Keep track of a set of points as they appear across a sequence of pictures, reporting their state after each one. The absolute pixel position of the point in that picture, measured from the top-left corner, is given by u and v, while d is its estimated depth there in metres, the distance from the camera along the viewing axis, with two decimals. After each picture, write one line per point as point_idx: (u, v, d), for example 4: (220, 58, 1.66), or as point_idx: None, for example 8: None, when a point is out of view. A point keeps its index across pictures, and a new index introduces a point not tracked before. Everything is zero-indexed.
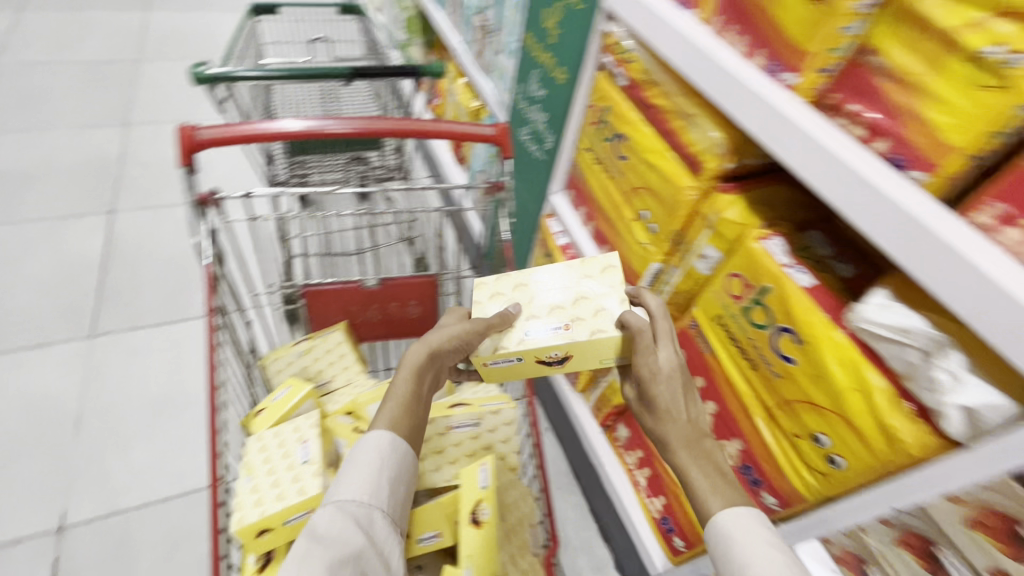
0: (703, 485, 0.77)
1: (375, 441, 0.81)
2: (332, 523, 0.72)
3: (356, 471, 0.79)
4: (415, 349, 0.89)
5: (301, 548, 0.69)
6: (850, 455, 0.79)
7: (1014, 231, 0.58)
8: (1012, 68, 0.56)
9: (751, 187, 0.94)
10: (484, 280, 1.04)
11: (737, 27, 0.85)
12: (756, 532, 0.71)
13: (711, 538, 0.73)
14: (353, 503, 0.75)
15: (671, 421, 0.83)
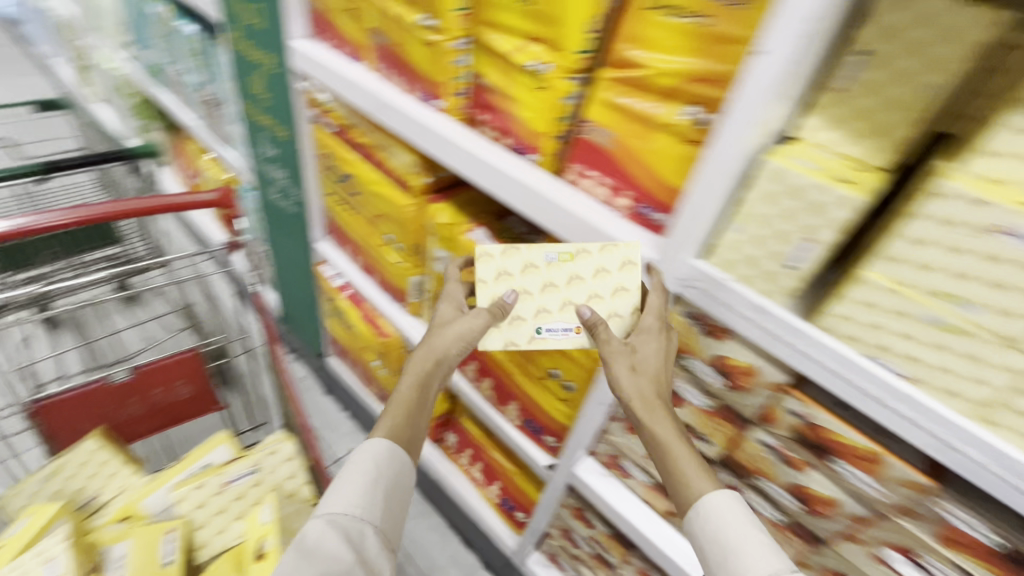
0: (680, 451, 0.77)
1: (373, 455, 0.85)
2: (322, 537, 0.76)
3: (348, 486, 0.82)
4: (429, 349, 0.90)
5: (291, 561, 0.74)
6: (573, 375, 1.00)
7: (587, 181, 0.84)
8: (545, 74, 0.81)
9: (454, 194, 1.14)
10: (488, 253, 0.88)
11: (393, 70, 1.04)
12: (748, 526, 0.72)
13: (694, 522, 0.74)
14: (343, 517, 0.78)
15: (648, 388, 0.78)
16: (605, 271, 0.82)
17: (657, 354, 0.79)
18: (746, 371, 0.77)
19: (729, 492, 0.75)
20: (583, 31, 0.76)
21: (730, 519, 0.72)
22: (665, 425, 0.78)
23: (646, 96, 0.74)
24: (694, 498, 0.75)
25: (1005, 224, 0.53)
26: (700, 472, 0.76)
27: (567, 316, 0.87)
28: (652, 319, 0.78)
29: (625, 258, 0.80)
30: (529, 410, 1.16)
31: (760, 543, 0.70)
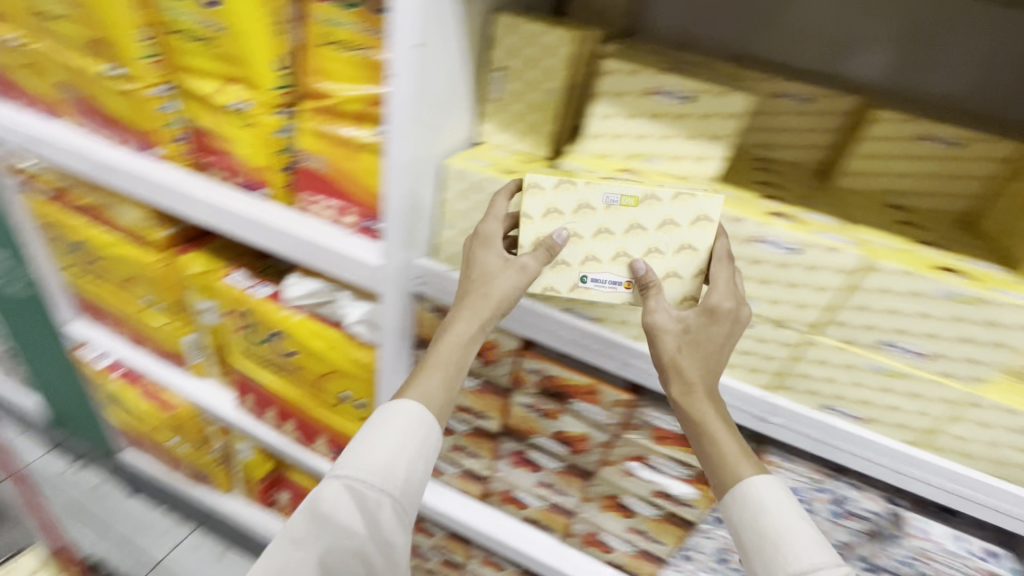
0: (724, 438, 0.64)
1: (396, 422, 0.70)
2: (331, 508, 0.68)
3: (370, 453, 0.69)
4: (467, 310, 0.69)
5: (303, 521, 0.69)
6: (361, 391, 1.03)
7: (316, 205, 0.89)
8: (248, 111, 0.84)
9: (206, 241, 1.10)
10: (538, 185, 0.69)
11: (98, 123, 0.97)
12: (796, 524, 0.60)
13: (732, 505, 0.63)
14: (356, 489, 0.68)
15: (695, 364, 0.65)
16: (673, 225, 0.68)
17: (726, 331, 0.65)
18: (489, 345, 0.89)
19: (775, 483, 0.63)
20: (273, 69, 0.81)
21: (775, 513, 0.61)
22: (707, 408, 0.65)
23: (343, 121, 0.81)
24: (735, 477, 0.63)
25: None
26: (743, 458, 0.63)
27: (617, 269, 0.71)
28: (723, 276, 0.65)
29: (701, 213, 0.66)
30: (336, 439, 1.15)
31: (811, 545, 0.58)
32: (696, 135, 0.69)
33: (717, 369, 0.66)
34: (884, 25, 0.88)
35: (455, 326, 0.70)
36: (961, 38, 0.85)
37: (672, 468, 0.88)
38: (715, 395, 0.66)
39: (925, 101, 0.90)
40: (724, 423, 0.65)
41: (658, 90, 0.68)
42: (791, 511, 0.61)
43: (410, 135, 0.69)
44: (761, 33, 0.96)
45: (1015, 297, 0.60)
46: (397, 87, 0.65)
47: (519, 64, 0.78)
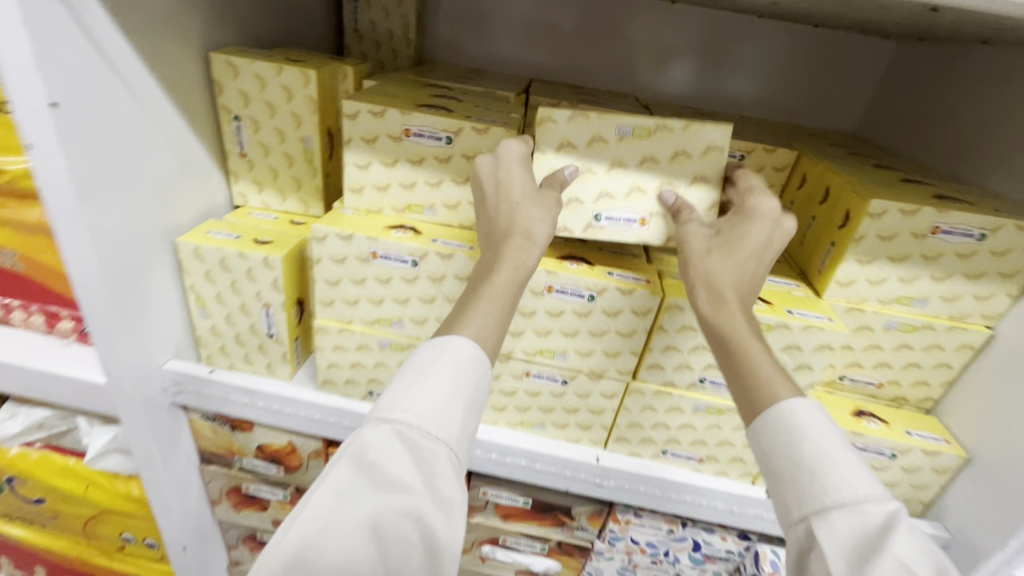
0: (763, 357, 0.49)
1: (454, 352, 0.46)
2: (380, 456, 0.41)
3: (421, 386, 0.44)
4: (498, 241, 0.52)
5: (339, 482, 0.41)
6: (143, 529, 0.81)
7: (17, 313, 0.67)
8: None
9: None
10: (549, 116, 0.59)
11: None
12: (847, 454, 0.43)
13: (765, 432, 0.46)
14: (407, 435, 0.42)
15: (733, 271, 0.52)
16: (685, 157, 0.60)
17: (766, 243, 0.54)
18: (288, 450, 0.72)
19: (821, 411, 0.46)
20: None
21: (819, 442, 0.44)
22: (739, 318, 0.51)
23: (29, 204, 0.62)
24: (772, 397, 0.47)
25: (372, 250, 0.58)
26: (779, 380, 0.48)
27: (652, 205, 0.61)
28: (765, 206, 0.56)
29: (709, 144, 0.59)
30: None
31: (864, 480, 0.41)
32: (466, 178, 0.59)
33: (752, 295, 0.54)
34: (678, 40, 0.92)
35: (493, 247, 0.52)
36: (744, 47, 0.92)
37: (528, 545, 0.77)
38: (752, 312, 0.53)
39: (725, 108, 0.96)
40: (758, 338, 0.50)
41: (411, 132, 0.57)
42: (840, 441, 0.44)
43: (91, 227, 0.52)
44: (568, 56, 0.96)
45: (808, 316, 0.57)
46: (46, 166, 0.47)
47: (257, 111, 0.64)
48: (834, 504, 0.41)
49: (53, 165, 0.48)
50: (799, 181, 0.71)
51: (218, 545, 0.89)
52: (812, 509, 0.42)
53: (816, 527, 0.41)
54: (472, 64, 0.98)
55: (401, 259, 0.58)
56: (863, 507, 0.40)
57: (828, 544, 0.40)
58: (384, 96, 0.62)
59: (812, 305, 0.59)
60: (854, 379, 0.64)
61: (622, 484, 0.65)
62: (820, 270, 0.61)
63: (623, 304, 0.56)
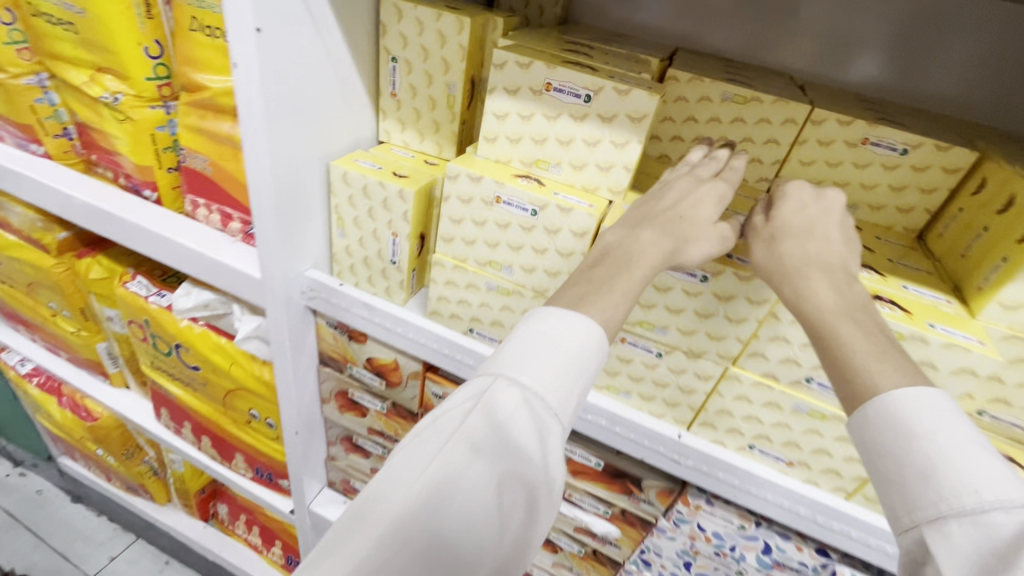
0: (854, 338, 0.43)
1: (593, 332, 0.45)
2: (508, 422, 0.41)
3: (553, 358, 0.43)
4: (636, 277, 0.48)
5: (463, 446, 0.41)
6: (268, 410, 0.97)
7: (200, 211, 0.80)
8: (120, 105, 0.76)
9: (108, 246, 1.02)
10: (674, 75, 0.71)
11: None
12: (974, 456, 0.35)
13: (877, 440, 0.39)
14: (530, 405, 0.42)
15: (816, 256, 0.49)
16: (766, 124, 0.70)
17: (819, 217, 0.52)
18: (392, 366, 0.80)
19: (942, 397, 0.38)
20: (144, 58, 0.73)
21: (931, 433, 0.37)
22: (830, 299, 0.46)
23: (223, 117, 0.72)
24: (870, 388, 0.41)
25: (497, 195, 0.61)
26: (876, 362, 0.42)
27: (737, 150, 0.73)
28: (799, 186, 0.55)
29: (790, 116, 0.69)
30: (254, 458, 1.08)
31: (993, 483, 0.34)
32: (597, 141, 0.59)
33: (857, 290, 0.48)
34: (861, 27, 0.78)
35: (625, 248, 0.50)
36: (950, 32, 0.74)
37: (593, 505, 0.80)
38: (847, 294, 0.47)
39: (889, 96, 0.80)
40: (853, 320, 0.45)
41: (552, 86, 0.58)
42: (968, 436, 0.36)
43: (272, 150, 0.62)
44: (735, 33, 0.85)
45: (954, 335, 0.52)
46: (245, 96, 0.57)
47: (413, 55, 0.69)
48: (952, 513, 0.34)
49: (255, 97, 0.57)
50: (977, 184, 0.62)
51: (320, 440, 1.02)
52: (923, 519, 0.36)
53: (930, 541, 0.35)
54: (614, 29, 0.93)
55: (522, 207, 0.61)
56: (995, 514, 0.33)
57: (948, 559, 0.34)
58: (544, 52, 0.63)
59: (960, 323, 0.53)
60: (997, 418, 0.54)
61: (699, 465, 0.63)
62: (982, 289, 0.55)
63: (739, 290, 0.56)
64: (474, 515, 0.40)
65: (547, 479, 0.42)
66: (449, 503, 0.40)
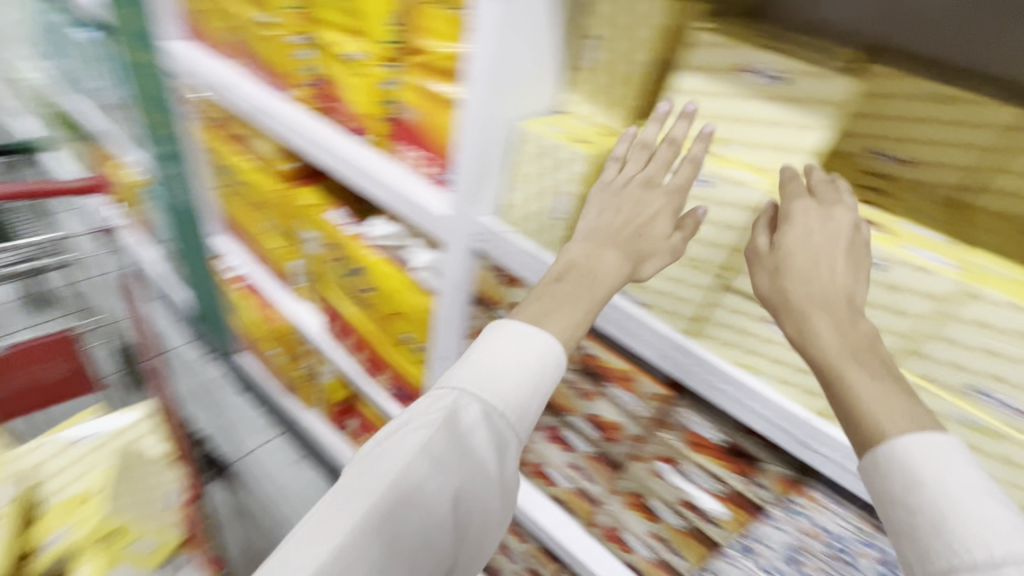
0: (864, 384, 0.48)
1: (552, 353, 0.66)
2: (471, 430, 0.64)
3: (508, 384, 0.65)
4: (583, 291, 0.67)
5: (435, 453, 0.62)
6: (420, 336, 1.12)
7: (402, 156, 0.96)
8: (360, 62, 0.94)
9: (320, 180, 1.25)
10: None
11: (258, 70, 1.16)
12: (977, 504, 0.41)
13: (884, 486, 0.45)
14: (490, 418, 0.64)
15: (792, 284, 0.56)
16: None
17: (828, 244, 0.55)
18: None
19: (951, 445, 0.44)
20: (387, 25, 0.89)
21: (940, 481, 0.43)
22: (832, 341, 0.51)
23: (439, 78, 0.86)
24: (879, 434, 0.46)
25: (673, 164, 0.67)
26: (886, 410, 0.47)
27: None
28: (803, 208, 0.57)
29: None
30: (397, 376, 1.26)
31: (996, 530, 0.39)
32: (784, 122, 0.62)
33: (863, 329, 0.52)
34: None
35: (593, 261, 0.68)
36: None
37: (703, 480, 0.83)
38: (852, 334, 0.51)
39: None
40: (865, 368, 0.49)
41: (749, 68, 0.63)
42: (973, 484, 0.42)
43: (489, 101, 0.77)
44: None
45: None
46: (478, 56, 0.74)
47: (610, 33, 0.75)
48: (961, 561, 0.39)
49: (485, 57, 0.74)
50: None
51: None
52: (932, 564, 0.41)
53: None
54: None
55: (697, 177, 0.65)
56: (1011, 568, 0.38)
57: None
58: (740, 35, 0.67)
59: None
60: None
61: None
62: None
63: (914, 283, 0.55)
64: (437, 501, 0.61)
65: (490, 474, 0.65)
66: (423, 492, 0.60)
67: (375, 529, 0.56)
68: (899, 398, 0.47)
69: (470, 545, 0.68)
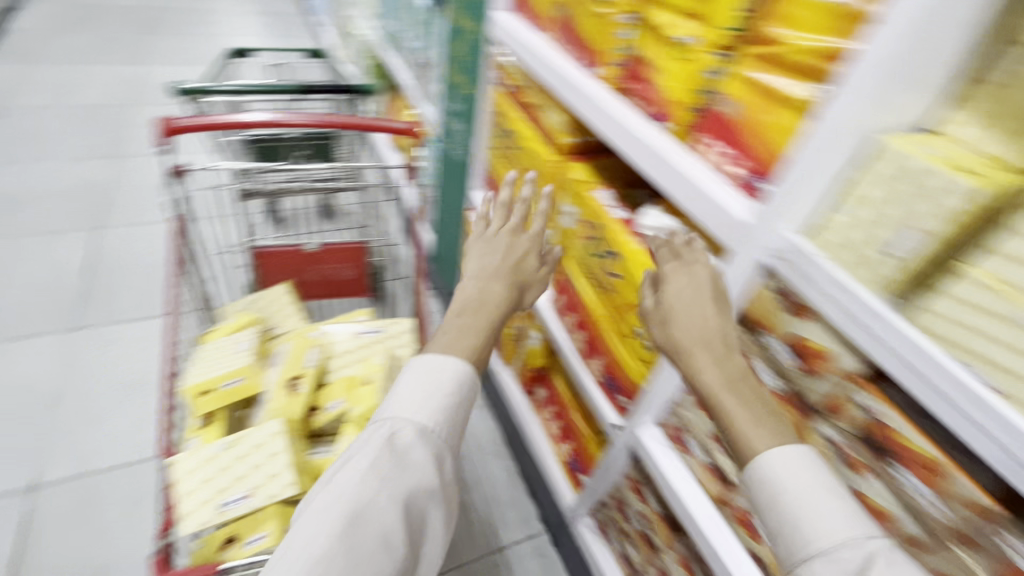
0: (736, 410, 0.73)
1: (449, 376, 0.93)
2: (409, 449, 0.88)
3: (430, 403, 0.91)
4: (479, 322, 0.93)
5: (382, 471, 0.84)
6: (657, 337, 1.09)
7: (707, 149, 0.91)
8: (693, 47, 0.90)
9: (594, 158, 1.28)
10: None
11: (571, 43, 1.21)
12: (821, 496, 0.66)
13: (759, 491, 0.70)
14: (405, 437, 0.88)
15: (675, 329, 0.81)
16: None
17: (695, 302, 0.82)
18: (821, 355, 0.77)
19: (801, 451, 0.70)
20: (735, 8, 0.83)
21: (801, 486, 0.67)
22: (712, 374, 0.76)
23: (783, 73, 0.78)
24: (753, 453, 0.71)
25: None
26: (755, 425, 0.72)
27: None
28: (677, 279, 0.86)
29: None
30: (612, 366, 1.26)
31: (837, 514, 0.64)
32: None
33: (738, 364, 0.76)
34: None
35: (500, 293, 1.01)
36: None
37: None
38: (729, 371, 0.75)
39: None
40: (731, 393, 0.74)
41: None
42: (822, 485, 0.67)
43: (862, 105, 0.65)
44: None
45: None
46: (868, 53, 0.63)
47: None
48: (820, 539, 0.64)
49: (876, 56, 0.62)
50: None
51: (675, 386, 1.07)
52: (809, 542, 0.64)
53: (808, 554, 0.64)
54: None
55: None
56: (843, 551, 0.61)
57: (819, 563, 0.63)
58: None
59: None
60: None
61: None
62: None
63: None
64: (387, 514, 0.82)
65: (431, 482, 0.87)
66: (377, 504, 0.82)
67: (341, 538, 0.77)
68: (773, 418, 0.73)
69: (428, 541, 0.88)
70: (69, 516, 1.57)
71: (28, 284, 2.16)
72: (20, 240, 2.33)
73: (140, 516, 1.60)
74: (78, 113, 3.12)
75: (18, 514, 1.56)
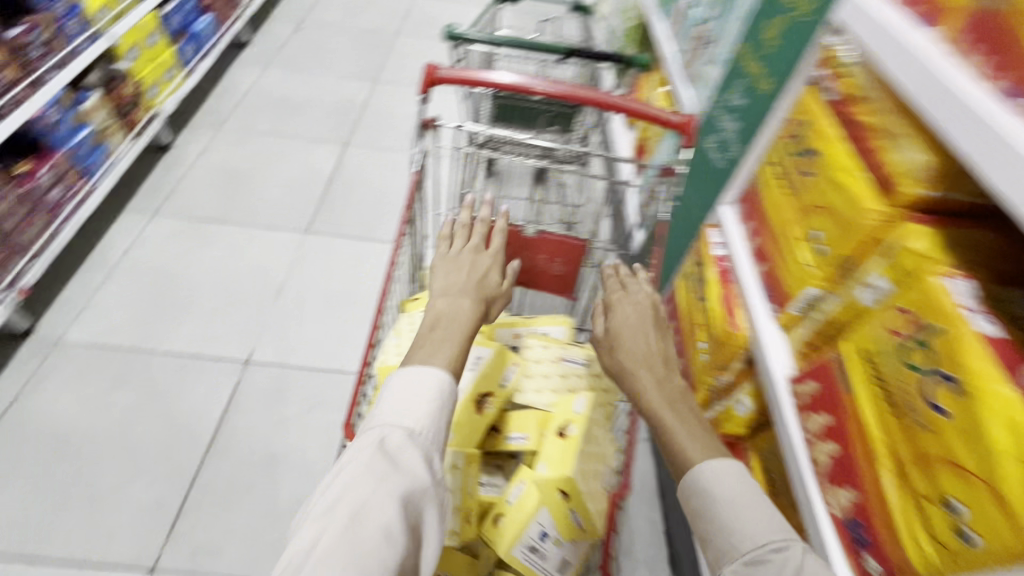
0: (674, 429, 0.95)
1: (436, 381, 0.95)
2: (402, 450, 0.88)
3: (414, 408, 0.93)
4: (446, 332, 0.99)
5: (377, 474, 0.84)
6: (991, 536, 0.65)
7: None
8: None
9: (950, 225, 0.85)
10: None
11: (978, 43, 0.67)
12: (744, 498, 0.85)
13: (700, 499, 0.88)
14: (396, 443, 0.89)
15: (624, 355, 1.11)
16: None
17: (636, 324, 1.14)
18: None
19: (726, 466, 0.89)
20: None
21: (728, 492, 0.86)
22: (655, 396, 1.00)
23: None
24: (697, 470, 0.89)
25: None
26: (688, 440, 0.93)
27: None
28: (621, 311, 1.17)
29: None
30: (868, 508, 0.88)
31: (754, 507, 0.85)
32: None
33: (672, 384, 1.02)
34: None
35: (439, 304, 1.09)
36: None
37: None
38: (666, 392, 1.01)
39: None
40: (669, 406, 0.99)
41: None
42: (740, 489, 0.86)
43: None
44: None
45: None
46: None
47: None
48: (751, 533, 0.81)
49: None
50: None
51: None
52: (745, 536, 0.82)
53: (748, 549, 0.80)
54: None
55: None
56: (769, 549, 0.79)
57: (753, 555, 0.79)
58: None
59: None
60: None
61: None
62: None
63: None
64: (386, 514, 0.80)
65: (421, 485, 0.86)
66: (369, 506, 0.80)
67: (345, 536, 0.76)
68: (714, 450, 0.92)
69: (428, 540, 0.84)
70: (264, 396, 1.79)
71: (286, 181, 2.48)
72: (290, 140, 2.68)
73: (313, 421, 1.76)
74: (359, 35, 3.46)
75: (231, 380, 1.82)
